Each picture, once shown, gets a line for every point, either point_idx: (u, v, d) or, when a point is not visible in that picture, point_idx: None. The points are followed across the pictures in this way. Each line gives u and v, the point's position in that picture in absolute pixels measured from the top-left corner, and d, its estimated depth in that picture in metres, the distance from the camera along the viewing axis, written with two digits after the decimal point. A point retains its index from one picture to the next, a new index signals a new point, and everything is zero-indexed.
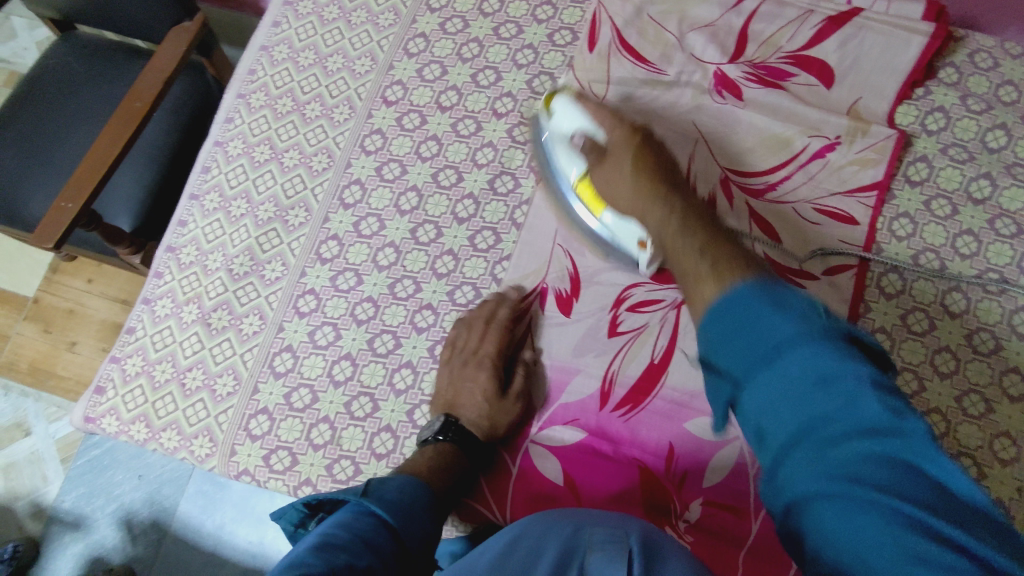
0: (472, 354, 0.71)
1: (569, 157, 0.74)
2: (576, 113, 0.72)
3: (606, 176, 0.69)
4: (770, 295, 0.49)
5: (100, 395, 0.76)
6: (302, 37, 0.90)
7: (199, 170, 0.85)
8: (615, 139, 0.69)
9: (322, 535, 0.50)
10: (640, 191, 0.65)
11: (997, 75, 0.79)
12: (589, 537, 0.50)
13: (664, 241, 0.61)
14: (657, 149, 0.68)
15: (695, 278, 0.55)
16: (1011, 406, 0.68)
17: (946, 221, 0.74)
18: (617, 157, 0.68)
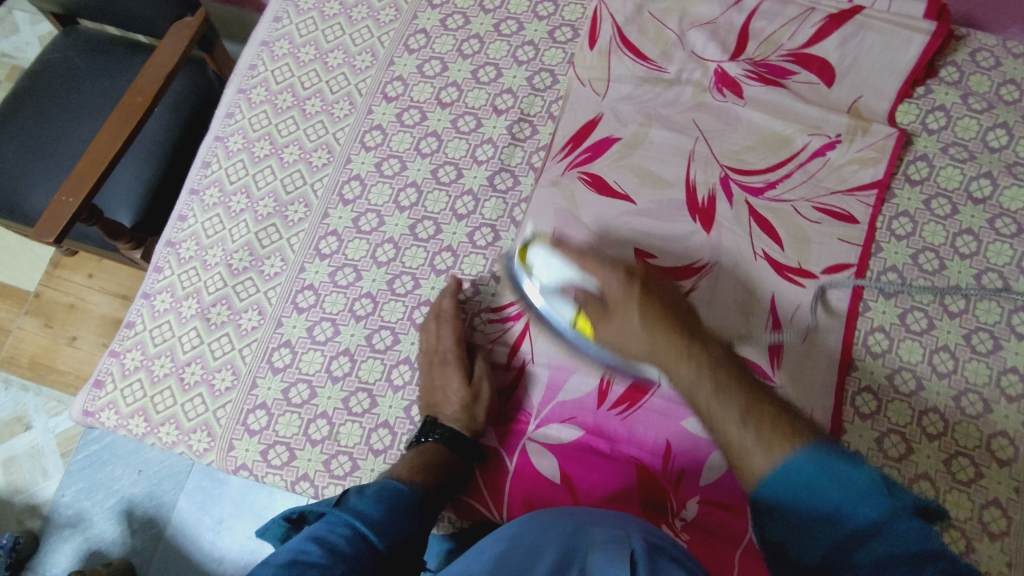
0: (435, 353, 0.71)
1: (555, 302, 0.67)
2: (560, 266, 0.65)
3: (612, 331, 0.61)
4: (825, 467, 0.47)
5: (99, 389, 0.77)
6: (302, 33, 0.90)
7: (199, 165, 0.85)
8: (610, 292, 0.62)
9: (294, 552, 0.56)
10: (659, 344, 0.57)
11: (998, 74, 0.79)
12: (590, 539, 0.50)
13: (696, 400, 0.53)
14: (660, 292, 0.61)
15: (759, 466, 0.48)
16: (1009, 406, 0.67)
17: (946, 221, 0.74)
18: (624, 317, 0.60)
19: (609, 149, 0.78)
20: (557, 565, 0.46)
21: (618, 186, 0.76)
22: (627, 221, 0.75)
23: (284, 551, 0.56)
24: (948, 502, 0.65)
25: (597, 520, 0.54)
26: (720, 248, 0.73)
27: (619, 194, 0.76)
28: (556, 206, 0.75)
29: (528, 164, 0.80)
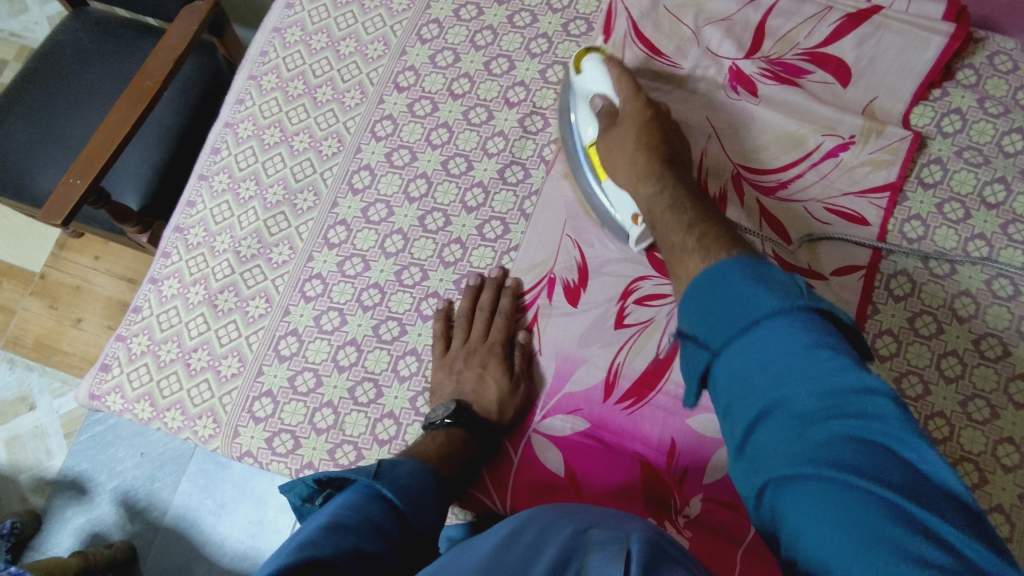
0: (481, 343, 0.73)
1: (587, 116, 0.74)
2: (602, 77, 0.72)
3: (610, 141, 0.70)
4: (753, 272, 0.49)
5: (105, 372, 0.77)
6: (314, 20, 0.89)
7: (209, 151, 0.85)
8: (631, 111, 0.70)
9: (330, 516, 0.49)
10: (641, 167, 0.67)
11: (1016, 78, 0.78)
12: (589, 540, 0.49)
13: (653, 211, 0.64)
14: (666, 128, 0.70)
15: (682, 251, 0.57)
16: (1015, 412, 0.67)
17: (958, 225, 0.74)
18: (624, 139, 0.69)
19: None
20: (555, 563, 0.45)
21: None
22: None
23: (318, 516, 0.50)
24: None
25: (596, 518, 0.55)
26: None
27: None
28: (568, 199, 0.77)
29: (539, 157, 0.80)
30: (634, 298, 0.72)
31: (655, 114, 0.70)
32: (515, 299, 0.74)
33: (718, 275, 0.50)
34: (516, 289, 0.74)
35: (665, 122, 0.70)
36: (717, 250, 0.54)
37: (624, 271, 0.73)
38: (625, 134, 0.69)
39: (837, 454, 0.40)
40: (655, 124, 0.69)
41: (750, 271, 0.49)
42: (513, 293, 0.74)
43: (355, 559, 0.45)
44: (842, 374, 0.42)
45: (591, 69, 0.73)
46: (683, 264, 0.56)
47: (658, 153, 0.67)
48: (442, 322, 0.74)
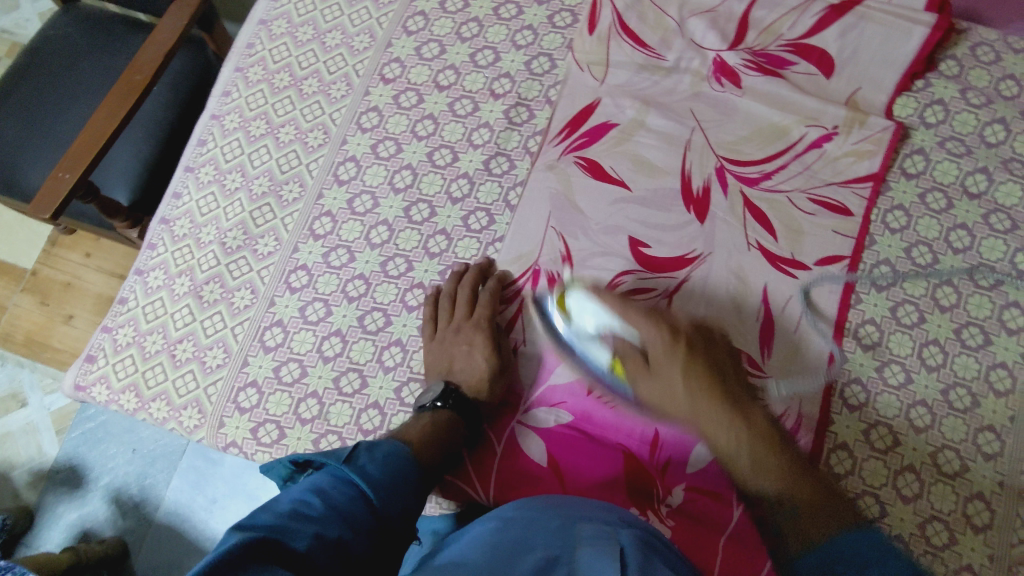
0: (464, 322, 0.72)
1: (596, 347, 0.67)
2: (600, 310, 0.66)
3: (654, 387, 0.65)
4: None
5: (91, 364, 0.77)
6: (300, 12, 0.89)
7: (195, 143, 0.85)
8: (663, 376, 0.65)
9: (298, 503, 0.50)
10: (699, 408, 0.63)
11: (999, 69, 0.78)
12: (578, 533, 0.51)
13: (736, 465, 0.62)
14: (704, 350, 0.65)
15: (798, 526, 0.58)
16: (997, 401, 0.68)
17: (940, 215, 0.74)
18: (675, 385, 0.64)
19: (606, 135, 0.78)
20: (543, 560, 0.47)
21: (614, 173, 0.77)
22: (621, 207, 0.75)
23: (286, 500, 0.51)
24: (933, 494, 0.65)
25: (582, 511, 0.55)
26: (714, 239, 0.73)
27: (616, 181, 0.76)
28: (552, 189, 0.77)
29: (524, 148, 0.80)
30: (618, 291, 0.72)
31: (704, 377, 0.64)
32: (501, 284, 0.74)
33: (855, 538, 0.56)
34: (504, 275, 0.75)
35: (699, 343, 0.65)
36: (838, 521, 0.57)
37: (608, 264, 0.73)
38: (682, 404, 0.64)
39: None
40: (699, 376, 0.64)
41: None
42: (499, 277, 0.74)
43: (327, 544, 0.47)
44: None
45: (585, 304, 0.67)
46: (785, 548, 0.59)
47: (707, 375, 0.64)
48: (427, 304, 0.74)
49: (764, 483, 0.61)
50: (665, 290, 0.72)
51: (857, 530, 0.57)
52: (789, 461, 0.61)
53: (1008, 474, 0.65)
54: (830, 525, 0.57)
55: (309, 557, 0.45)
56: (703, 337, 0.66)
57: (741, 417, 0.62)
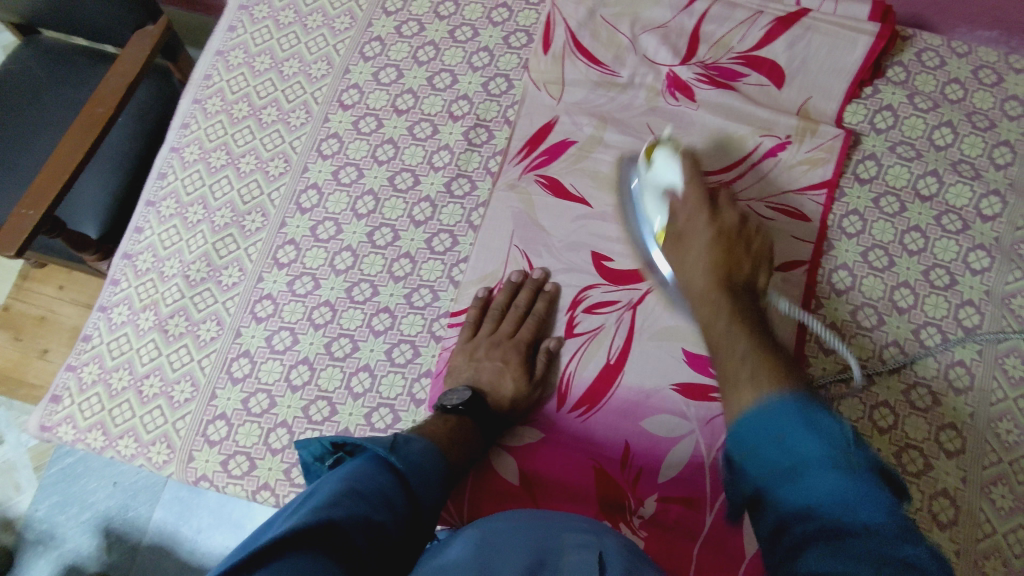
0: (506, 338, 0.72)
1: (656, 208, 0.71)
2: (674, 172, 0.69)
3: (680, 260, 0.67)
4: (803, 414, 0.48)
5: (56, 404, 0.76)
6: (257, 42, 0.90)
7: (155, 177, 0.85)
8: (689, 249, 0.66)
9: (345, 482, 0.51)
10: (705, 289, 0.63)
11: (943, 73, 0.81)
12: (563, 540, 0.51)
13: (708, 336, 0.60)
14: (741, 245, 0.65)
15: (733, 382, 0.54)
16: (956, 398, 0.69)
17: (894, 218, 0.75)
18: (693, 254, 0.65)
19: (564, 153, 0.79)
20: (532, 561, 0.47)
21: (575, 190, 0.78)
22: (583, 223, 0.76)
23: (331, 480, 0.51)
24: None
25: (568, 520, 0.55)
26: None
27: (576, 198, 0.77)
28: (514, 209, 0.77)
29: (484, 169, 0.81)
30: (583, 306, 0.73)
31: (719, 261, 0.63)
32: (550, 304, 0.73)
33: (762, 403, 0.50)
34: (554, 295, 0.74)
35: (734, 243, 0.65)
36: (771, 381, 0.51)
37: (572, 280, 0.74)
38: (697, 275, 0.64)
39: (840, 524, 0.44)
40: (713, 256, 0.64)
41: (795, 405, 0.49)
42: (534, 291, 0.74)
43: (363, 526, 0.47)
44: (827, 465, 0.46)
45: (664, 163, 0.70)
46: (729, 396, 0.53)
47: (723, 273, 0.63)
48: (475, 309, 0.74)
49: (736, 344, 0.56)
50: (629, 302, 0.72)
51: (757, 404, 0.50)
52: (752, 345, 0.55)
53: (970, 470, 0.66)
54: (743, 390, 0.52)
55: (352, 539, 0.45)
56: (744, 239, 0.65)
57: (729, 312, 0.59)
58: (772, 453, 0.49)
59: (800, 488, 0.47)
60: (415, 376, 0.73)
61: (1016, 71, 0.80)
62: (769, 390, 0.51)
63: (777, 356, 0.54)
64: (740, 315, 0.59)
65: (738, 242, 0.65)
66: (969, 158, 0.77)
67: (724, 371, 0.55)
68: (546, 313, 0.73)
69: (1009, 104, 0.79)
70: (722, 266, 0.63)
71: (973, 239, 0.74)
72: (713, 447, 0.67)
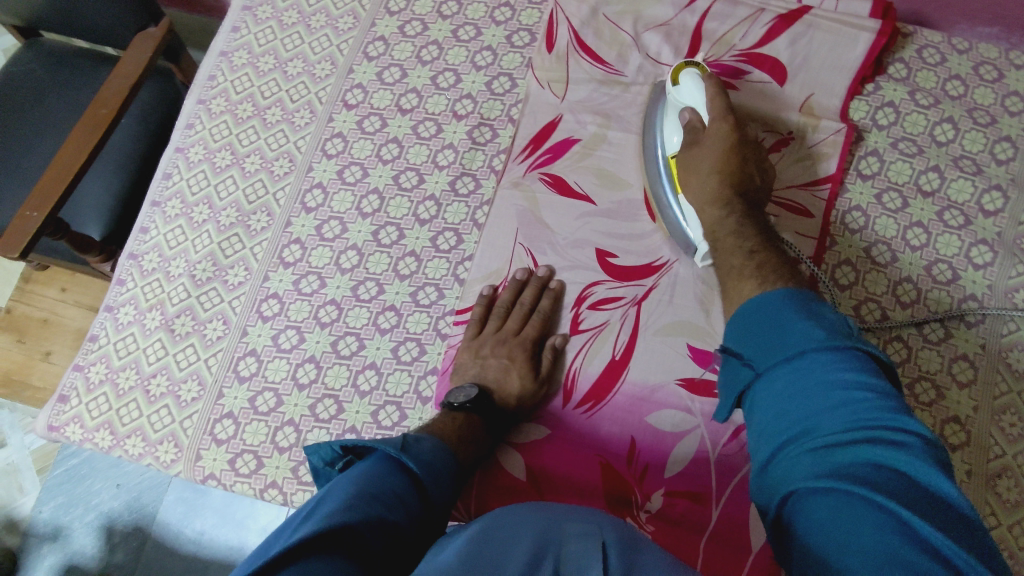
0: (512, 336, 0.72)
1: (672, 127, 0.74)
2: (699, 91, 0.71)
3: (692, 163, 0.70)
4: (804, 308, 0.54)
5: (63, 404, 0.76)
6: (261, 42, 0.90)
7: (161, 177, 0.85)
8: (703, 158, 0.69)
9: (357, 485, 0.51)
10: (717, 191, 0.67)
11: (944, 70, 0.81)
12: (565, 530, 0.51)
13: (715, 235, 0.66)
14: (752, 155, 0.70)
15: (737, 275, 0.63)
16: (960, 392, 0.69)
17: (897, 214, 0.76)
18: (702, 161, 0.69)
19: (568, 151, 0.79)
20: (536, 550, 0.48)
21: (579, 187, 0.78)
22: (587, 221, 0.76)
23: (343, 484, 0.51)
24: None
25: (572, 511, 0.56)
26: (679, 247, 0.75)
27: (580, 196, 0.77)
28: (518, 207, 0.77)
29: (488, 167, 0.81)
30: (588, 303, 0.74)
31: (729, 170, 0.67)
32: (555, 302, 0.74)
33: (764, 302, 0.56)
34: (558, 292, 0.74)
35: (744, 158, 0.69)
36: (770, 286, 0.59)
37: (577, 277, 0.75)
38: (707, 183, 0.68)
39: (857, 469, 0.44)
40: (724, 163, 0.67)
41: (796, 304, 0.54)
42: (539, 288, 0.74)
43: (378, 527, 0.47)
44: (845, 375, 0.48)
45: (691, 83, 0.72)
46: (734, 289, 0.62)
47: (735, 180, 0.68)
48: (479, 307, 0.74)
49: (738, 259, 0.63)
50: (634, 298, 0.73)
51: (759, 298, 0.57)
52: (757, 248, 0.64)
53: (974, 464, 0.67)
54: (746, 289, 0.61)
55: (369, 542, 0.46)
56: (755, 153, 0.70)
57: (740, 215, 0.66)
58: (768, 348, 0.53)
59: (799, 378, 0.50)
60: (421, 373, 0.73)
61: (1017, 67, 0.81)
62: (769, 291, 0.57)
63: (778, 266, 0.61)
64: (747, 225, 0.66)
65: (750, 155, 0.69)
66: (970, 154, 0.77)
67: (729, 277, 0.63)
68: (551, 310, 0.73)
69: (1010, 99, 0.79)
70: (731, 176, 0.67)
71: (975, 234, 0.75)
72: (718, 442, 0.68)
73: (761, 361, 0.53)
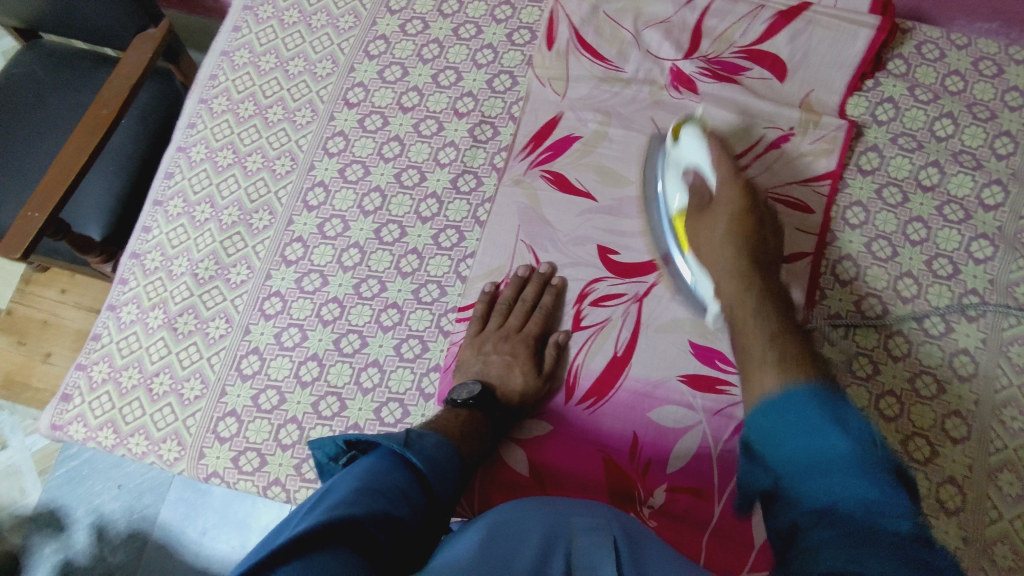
0: (515, 332, 0.72)
1: (677, 185, 0.73)
2: (701, 150, 0.71)
3: (703, 228, 0.68)
4: (830, 407, 0.50)
5: (66, 403, 0.76)
6: (262, 42, 0.90)
7: (163, 176, 0.85)
8: (711, 227, 0.68)
9: (362, 480, 0.51)
10: (734, 260, 0.65)
11: (943, 65, 0.82)
12: (572, 526, 0.52)
13: (734, 314, 0.62)
14: (763, 226, 0.68)
15: (760, 363, 0.56)
16: (961, 386, 0.70)
17: (897, 209, 0.76)
18: (714, 228, 0.67)
19: (569, 148, 0.80)
20: (546, 545, 0.49)
21: (580, 184, 0.78)
22: (588, 217, 0.77)
23: (348, 479, 0.51)
24: None
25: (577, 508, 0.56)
26: None
27: (581, 192, 0.78)
28: (520, 204, 0.78)
29: (490, 165, 0.81)
30: (590, 299, 0.74)
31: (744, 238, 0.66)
32: (557, 298, 0.74)
33: (785, 396, 0.51)
34: (560, 288, 0.74)
35: (756, 227, 0.67)
36: (798, 372, 0.53)
37: (578, 274, 0.75)
38: (723, 252, 0.66)
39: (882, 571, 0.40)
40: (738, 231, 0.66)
41: (820, 397, 0.50)
42: (541, 285, 0.74)
43: (383, 521, 0.47)
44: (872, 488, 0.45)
45: (690, 139, 0.72)
46: (753, 378, 0.55)
47: (749, 252, 0.65)
48: (481, 304, 0.75)
49: (756, 333, 0.58)
50: (635, 294, 0.73)
51: (780, 391, 0.52)
52: (779, 328, 0.58)
53: (976, 458, 0.67)
54: (767, 376, 0.54)
55: (374, 535, 0.46)
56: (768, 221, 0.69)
57: (759, 290, 0.62)
58: (791, 445, 0.50)
59: (824, 485, 0.46)
60: (424, 370, 0.74)
61: (1016, 62, 0.81)
62: (795, 380, 0.52)
63: (802, 347, 0.56)
64: (767, 299, 0.61)
65: (762, 221, 0.68)
66: (970, 149, 0.78)
67: (744, 354, 0.58)
68: (553, 307, 0.74)
69: (1010, 94, 0.80)
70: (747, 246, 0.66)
71: (975, 229, 0.75)
72: (720, 438, 0.68)
73: (784, 463, 0.50)
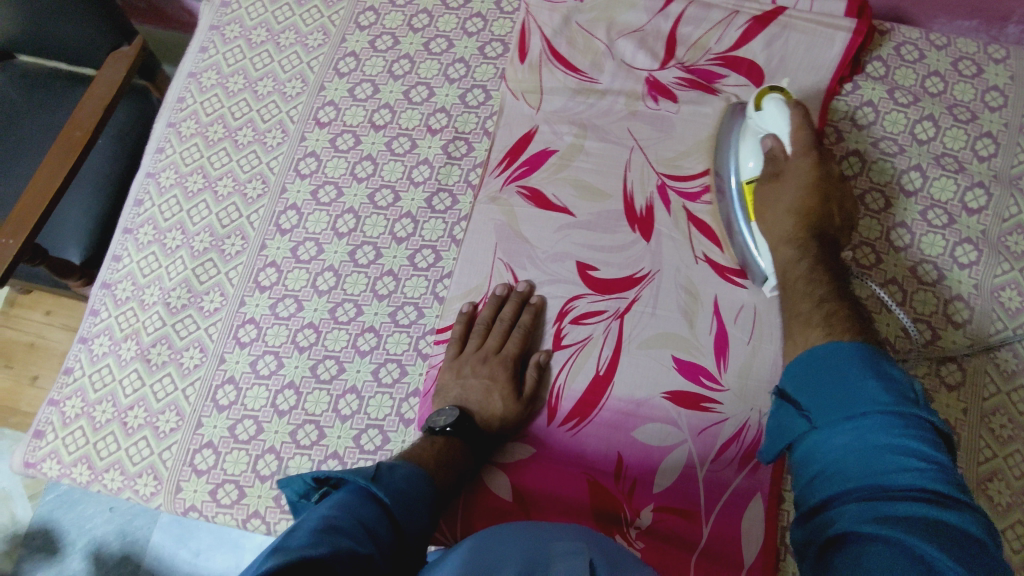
0: (494, 353, 0.71)
1: (751, 151, 0.71)
2: (785, 120, 0.67)
3: (772, 196, 0.67)
4: (871, 368, 0.48)
5: (40, 439, 0.75)
6: (229, 62, 0.89)
7: (132, 204, 0.84)
8: (782, 216, 0.66)
9: (325, 518, 0.49)
10: (798, 230, 0.65)
11: (923, 67, 0.80)
12: (551, 549, 0.51)
13: (788, 273, 0.63)
14: (834, 181, 0.67)
15: (789, 270, 0.63)
16: (949, 395, 0.68)
17: (880, 215, 0.75)
18: (784, 197, 0.66)
19: (546, 162, 0.78)
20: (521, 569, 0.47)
21: (557, 200, 0.77)
22: (567, 233, 0.75)
23: (312, 516, 0.50)
24: None
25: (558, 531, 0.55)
26: (661, 257, 0.74)
27: (559, 208, 0.76)
28: (496, 221, 0.76)
29: (465, 182, 0.80)
30: (570, 318, 0.72)
31: (812, 213, 0.65)
32: (536, 317, 0.72)
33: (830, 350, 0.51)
34: (539, 307, 0.73)
35: (826, 191, 0.66)
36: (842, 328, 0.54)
37: (558, 291, 0.73)
38: (784, 223, 0.66)
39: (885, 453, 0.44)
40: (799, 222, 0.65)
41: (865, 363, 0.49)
42: (520, 303, 0.72)
43: (349, 560, 0.45)
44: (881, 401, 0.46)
45: (774, 110, 0.68)
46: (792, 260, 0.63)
47: (817, 216, 0.65)
48: (459, 326, 0.73)
49: (793, 262, 0.63)
50: (616, 311, 0.72)
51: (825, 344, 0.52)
52: (819, 278, 0.61)
53: (966, 468, 0.66)
54: (814, 335, 0.55)
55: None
56: (836, 196, 0.67)
57: (814, 257, 0.62)
58: (830, 394, 0.48)
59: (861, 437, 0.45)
60: (403, 395, 0.72)
61: (996, 61, 0.80)
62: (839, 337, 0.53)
63: (848, 307, 0.57)
64: (818, 267, 0.62)
65: (832, 200, 0.66)
66: (952, 151, 0.76)
67: (794, 310, 0.60)
68: (533, 325, 0.72)
69: (990, 94, 0.78)
70: (810, 229, 0.65)
71: (960, 233, 0.73)
72: (707, 457, 0.66)
73: (821, 415, 0.48)
